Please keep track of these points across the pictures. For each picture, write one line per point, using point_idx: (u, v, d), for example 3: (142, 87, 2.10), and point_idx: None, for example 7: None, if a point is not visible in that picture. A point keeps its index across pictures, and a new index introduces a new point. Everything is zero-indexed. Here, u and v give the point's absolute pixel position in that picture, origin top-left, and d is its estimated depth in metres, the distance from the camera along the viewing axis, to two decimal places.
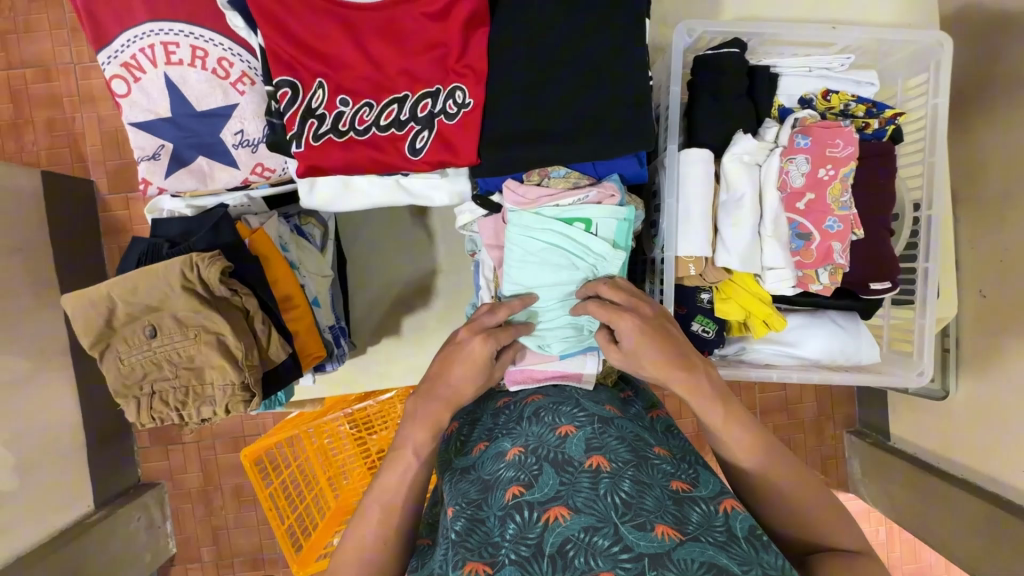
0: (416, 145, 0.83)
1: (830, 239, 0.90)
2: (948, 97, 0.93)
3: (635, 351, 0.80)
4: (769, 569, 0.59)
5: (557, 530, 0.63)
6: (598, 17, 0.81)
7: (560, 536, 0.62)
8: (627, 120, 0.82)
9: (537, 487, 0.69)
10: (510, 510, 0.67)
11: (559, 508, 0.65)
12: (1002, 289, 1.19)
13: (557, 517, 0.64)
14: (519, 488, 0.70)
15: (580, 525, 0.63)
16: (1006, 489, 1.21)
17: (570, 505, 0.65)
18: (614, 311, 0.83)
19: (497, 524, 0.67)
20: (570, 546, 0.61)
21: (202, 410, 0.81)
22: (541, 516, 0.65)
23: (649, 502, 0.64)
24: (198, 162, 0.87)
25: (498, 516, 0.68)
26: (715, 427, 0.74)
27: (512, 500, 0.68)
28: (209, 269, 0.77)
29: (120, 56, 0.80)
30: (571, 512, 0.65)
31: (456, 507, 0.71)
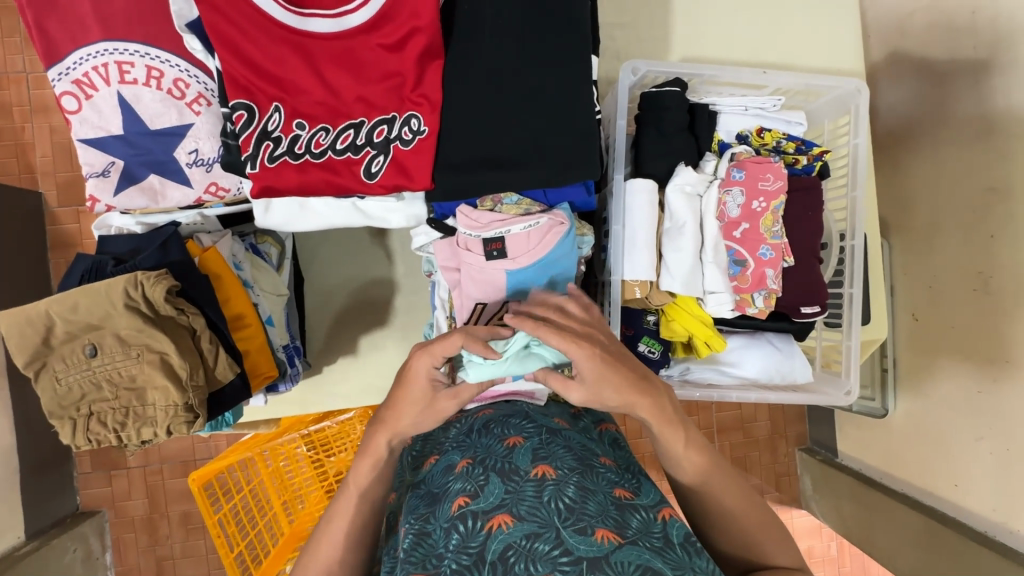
0: (371, 169, 0.85)
1: (764, 266, 0.96)
2: (866, 139, 1.01)
3: (595, 381, 0.74)
4: (700, 573, 0.63)
5: (500, 536, 0.65)
6: (548, 54, 0.86)
7: (502, 542, 0.65)
8: (575, 152, 0.87)
9: (483, 495, 0.71)
10: (454, 521, 0.69)
11: (503, 516, 0.67)
12: (930, 313, 1.29)
13: (501, 524, 0.66)
14: (465, 498, 0.71)
15: (523, 532, 0.65)
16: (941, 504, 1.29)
17: (514, 513, 0.67)
18: (569, 338, 0.75)
19: (442, 536, 0.69)
20: (512, 552, 0.63)
21: (143, 431, 0.79)
22: (484, 524, 0.67)
23: (591, 507, 0.67)
24: (149, 180, 0.87)
25: (443, 528, 0.69)
26: (674, 454, 0.76)
27: (458, 510, 0.70)
28: (153, 288, 0.76)
29: (71, 73, 0.80)
30: (514, 520, 0.67)
31: (406, 525, 0.73)
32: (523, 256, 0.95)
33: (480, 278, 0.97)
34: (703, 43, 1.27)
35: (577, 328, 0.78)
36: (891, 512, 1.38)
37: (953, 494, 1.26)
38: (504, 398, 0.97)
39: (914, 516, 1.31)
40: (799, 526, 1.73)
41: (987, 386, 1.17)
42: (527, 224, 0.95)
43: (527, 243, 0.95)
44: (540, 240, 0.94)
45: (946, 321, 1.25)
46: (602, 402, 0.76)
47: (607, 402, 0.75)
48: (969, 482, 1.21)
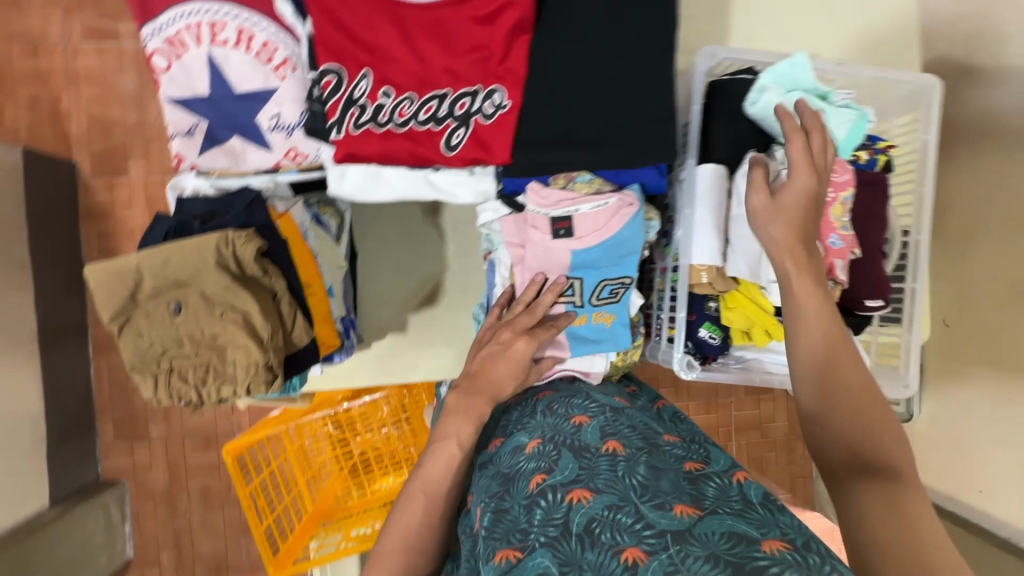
0: (452, 141, 0.86)
1: (832, 256, 0.95)
2: (938, 134, 1.01)
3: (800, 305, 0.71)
4: (788, 530, 0.57)
5: (582, 510, 0.64)
6: (629, 36, 0.86)
7: (585, 515, 0.63)
8: (653, 133, 0.88)
9: (558, 469, 0.71)
10: (534, 498, 0.68)
11: (581, 490, 0.66)
12: (963, 317, 1.29)
13: (580, 498, 0.65)
14: (541, 474, 0.71)
15: (602, 504, 0.64)
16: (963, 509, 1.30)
17: (591, 487, 0.66)
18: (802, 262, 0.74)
19: (522, 511, 0.68)
20: (595, 524, 0.62)
21: (222, 388, 0.79)
22: (564, 497, 0.66)
23: (665, 484, 0.64)
24: (231, 142, 0.87)
25: (523, 505, 0.69)
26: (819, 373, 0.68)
27: (536, 487, 0.70)
28: (244, 248, 0.77)
29: (164, 31, 0.80)
30: (593, 494, 0.65)
31: (482, 503, 0.73)
32: (589, 236, 0.97)
33: (551, 252, 0.98)
34: (757, 37, 1.27)
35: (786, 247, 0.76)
36: None
37: (981, 501, 1.26)
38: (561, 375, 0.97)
39: None
40: None
41: (1015, 394, 1.16)
42: (596, 205, 0.95)
43: (595, 223, 0.96)
44: (607, 221, 0.95)
45: (979, 329, 1.25)
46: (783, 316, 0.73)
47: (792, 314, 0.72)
48: (993, 488, 1.23)
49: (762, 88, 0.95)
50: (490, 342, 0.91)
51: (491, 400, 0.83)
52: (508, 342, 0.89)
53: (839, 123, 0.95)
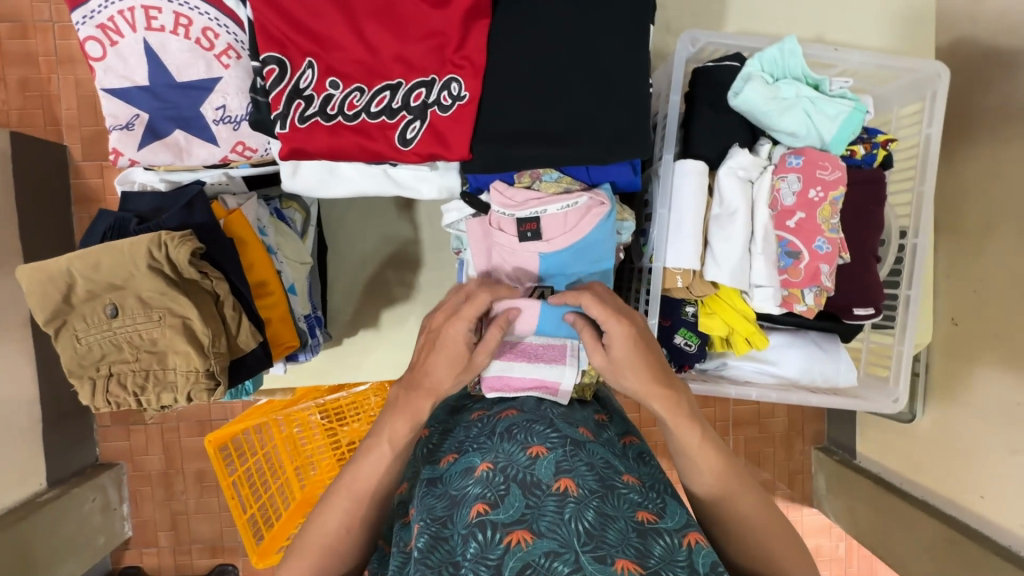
0: (407, 135, 0.80)
1: (819, 260, 0.88)
2: (940, 129, 0.93)
3: (622, 359, 0.75)
4: None
5: (518, 554, 0.60)
6: (602, 19, 0.79)
7: (520, 560, 0.59)
8: (626, 127, 0.80)
9: (503, 506, 0.65)
10: (473, 529, 0.63)
11: (523, 532, 0.62)
12: (973, 320, 1.22)
13: (520, 541, 0.61)
14: (483, 506, 0.65)
15: (542, 550, 0.60)
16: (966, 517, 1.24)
17: (534, 529, 0.62)
18: (609, 312, 0.76)
19: (460, 542, 0.64)
20: (530, 571, 0.59)
21: (162, 396, 0.76)
22: (503, 537, 0.62)
23: (612, 536, 0.61)
24: (174, 136, 0.83)
25: (461, 535, 0.64)
26: (684, 446, 0.73)
27: (476, 518, 0.64)
28: (179, 250, 0.73)
29: (96, 17, 0.75)
30: (533, 537, 0.61)
31: (420, 523, 0.67)
32: (558, 239, 0.90)
33: (516, 256, 0.92)
34: (761, 17, 1.19)
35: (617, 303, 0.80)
36: (904, 519, 1.34)
37: (980, 505, 1.20)
38: (529, 389, 0.89)
39: (932, 525, 1.27)
40: (812, 525, 1.69)
41: None
42: (567, 204, 0.88)
43: (564, 225, 0.89)
44: (576, 224, 0.89)
45: (989, 332, 1.18)
46: (621, 383, 0.77)
47: (627, 385, 0.75)
48: (995, 494, 1.17)
49: (747, 78, 0.88)
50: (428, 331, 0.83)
51: (434, 397, 0.77)
52: (438, 330, 0.81)
53: (834, 115, 0.88)
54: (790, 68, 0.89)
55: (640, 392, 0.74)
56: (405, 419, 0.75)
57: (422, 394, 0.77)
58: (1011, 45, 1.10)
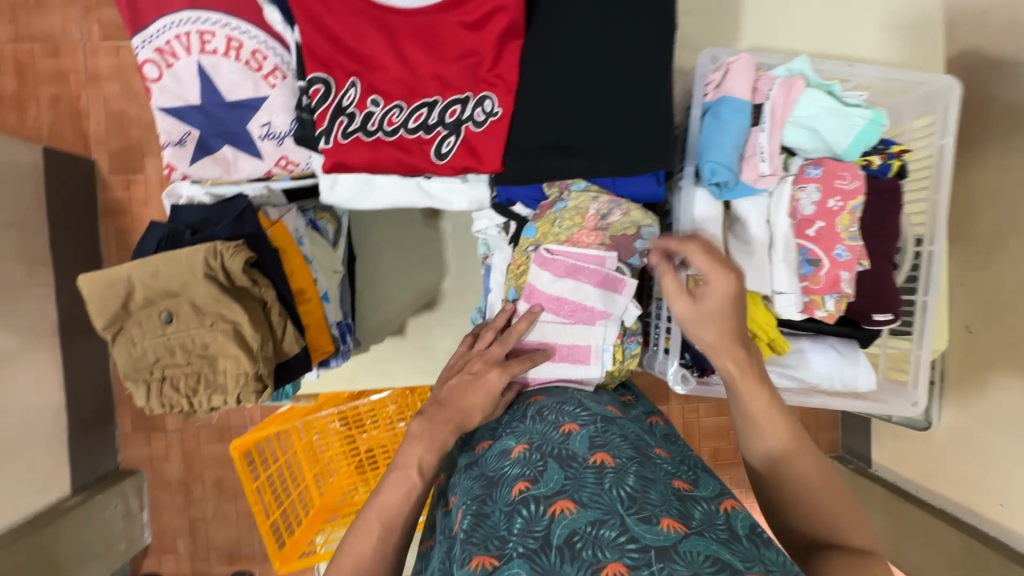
0: (443, 149, 0.84)
1: (839, 268, 0.91)
2: (955, 139, 0.96)
3: (712, 310, 0.75)
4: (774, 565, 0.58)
5: (564, 522, 0.65)
6: (625, 37, 0.83)
7: (567, 528, 0.64)
8: (649, 140, 0.84)
9: (543, 481, 0.71)
10: (516, 505, 0.69)
11: (565, 501, 0.67)
12: (986, 325, 1.24)
13: (563, 510, 0.66)
14: (525, 483, 0.71)
15: (586, 519, 0.64)
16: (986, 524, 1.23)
17: (576, 499, 0.67)
18: (708, 263, 0.78)
19: (503, 518, 0.69)
20: (577, 538, 0.62)
21: (213, 398, 0.80)
22: (547, 509, 0.67)
23: (654, 496, 0.66)
24: (223, 151, 0.88)
25: (503, 511, 0.70)
26: (751, 406, 0.70)
27: (519, 495, 0.70)
28: (233, 259, 0.77)
29: (154, 41, 0.81)
30: (577, 506, 0.66)
31: (464, 506, 0.73)
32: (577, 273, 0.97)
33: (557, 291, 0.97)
34: (772, 32, 1.22)
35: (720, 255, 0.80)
36: (926, 530, 1.34)
37: (999, 514, 1.21)
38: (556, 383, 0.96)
39: (950, 532, 1.27)
40: None
41: None
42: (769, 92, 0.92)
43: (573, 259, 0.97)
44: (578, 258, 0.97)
45: (1002, 336, 1.20)
46: (693, 333, 0.78)
47: (701, 337, 0.76)
48: (1014, 502, 1.17)
49: (773, 83, 0.92)
50: (462, 370, 0.88)
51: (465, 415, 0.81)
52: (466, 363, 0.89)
53: (847, 127, 0.91)
54: (811, 81, 0.93)
55: (714, 344, 0.74)
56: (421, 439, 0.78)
57: (451, 421, 0.80)
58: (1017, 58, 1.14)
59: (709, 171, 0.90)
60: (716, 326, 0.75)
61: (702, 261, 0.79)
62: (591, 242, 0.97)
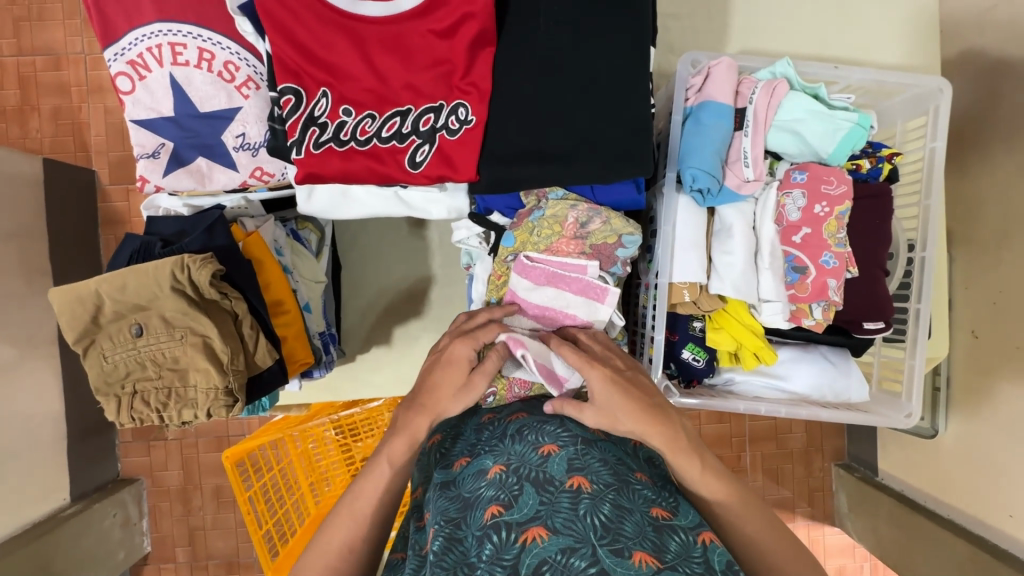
0: (417, 158, 0.83)
1: (826, 275, 0.89)
2: (946, 142, 0.94)
3: (611, 404, 0.79)
4: None
5: (535, 551, 0.63)
6: (602, 42, 0.81)
7: (537, 557, 0.62)
8: (627, 146, 0.82)
9: (517, 507, 0.68)
10: (488, 530, 0.67)
11: (538, 528, 0.65)
12: (993, 331, 1.20)
13: (535, 538, 0.64)
14: (498, 507, 0.69)
15: (557, 547, 0.62)
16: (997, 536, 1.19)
17: (549, 526, 0.65)
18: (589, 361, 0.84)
19: (474, 544, 0.67)
20: (547, 567, 0.61)
21: (184, 412, 0.79)
22: (518, 536, 0.65)
23: (629, 527, 0.64)
24: (197, 163, 0.87)
25: (475, 536, 0.67)
26: (690, 479, 0.75)
27: (491, 519, 0.68)
28: (200, 271, 0.76)
29: (126, 54, 0.81)
30: (549, 534, 0.64)
31: (436, 526, 0.70)
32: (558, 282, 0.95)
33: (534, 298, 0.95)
34: (765, 34, 1.20)
35: (597, 352, 0.87)
36: (932, 542, 1.30)
37: (1008, 525, 1.17)
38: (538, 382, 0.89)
39: (958, 545, 1.23)
40: (833, 544, 1.64)
41: None
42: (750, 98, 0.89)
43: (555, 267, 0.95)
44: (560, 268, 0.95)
45: (1009, 342, 1.16)
46: (617, 428, 0.78)
47: (623, 428, 0.78)
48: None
49: (756, 86, 0.89)
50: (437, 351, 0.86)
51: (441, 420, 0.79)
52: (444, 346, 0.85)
53: (833, 131, 0.89)
54: (794, 82, 0.91)
55: (638, 432, 0.77)
56: (406, 438, 0.76)
57: (423, 415, 0.78)
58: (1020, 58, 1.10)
59: (691, 177, 0.87)
60: (625, 403, 0.78)
61: (573, 359, 0.84)
62: (572, 251, 0.95)
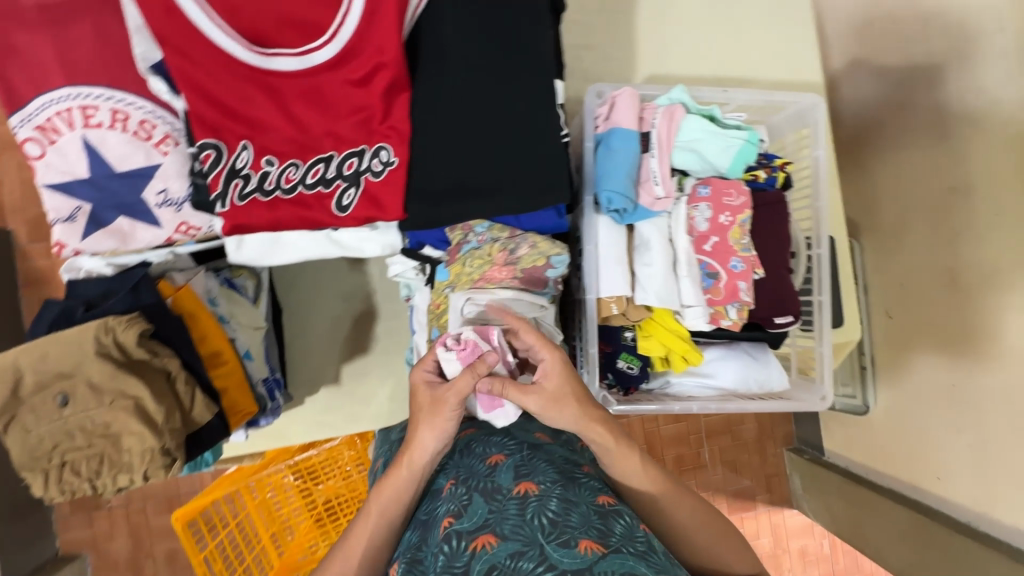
0: (343, 202, 0.87)
1: (736, 278, 0.97)
2: (827, 150, 1.06)
3: (557, 391, 0.83)
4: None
5: (485, 557, 0.64)
6: (513, 81, 0.87)
7: (487, 563, 0.63)
8: (544, 175, 0.88)
9: (467, 515, 0.71)
10: (443, 542, 0.69)
11: (487, 536, 0.67)
12: (905, 314, 1.31)
13: (485, 544, 0.66)
14: (451, 519, 0.72)
15: (506, 552, 0.64)
16: (932, 500, 1.29)
17: (498, 532, 0.67)
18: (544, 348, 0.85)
19: (433, 559, 0.69)
20: (496, 572, 0.62)
21: (119, 478, 0.78)
22: (469, 544, 0.67)
23: (575, 519, 0.67)
24: (118, 223, 0.86)
25: (434, 552, 0.70)
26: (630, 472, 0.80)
27: (445, 531, 0.70)
28: (127, 332, 0.76)
29: (33, 119, 0.80)
30: (498, 540, 0.66)
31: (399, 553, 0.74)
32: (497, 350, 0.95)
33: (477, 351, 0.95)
34: (679, 55, 1.28)
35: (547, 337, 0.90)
36: (876, 510, 1.40)
37: (937, 487, 1.27)
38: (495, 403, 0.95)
39: (900, 511, 1.33)
40: (794, 525, 1.73)
41: (961, 379, 1.19)
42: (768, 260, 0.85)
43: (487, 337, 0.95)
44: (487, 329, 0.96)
45: (917, 320, 1.27)
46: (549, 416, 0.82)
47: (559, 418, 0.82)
48: (950, 475, 1.23)
49: (656, 112, 0.98)
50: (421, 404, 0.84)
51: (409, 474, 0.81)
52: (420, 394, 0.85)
53: (726, 148, 0.98)
54: (691, 107, 1.00)
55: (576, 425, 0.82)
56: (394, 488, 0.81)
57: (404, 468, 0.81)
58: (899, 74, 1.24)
59: (607, 199, 0.94)
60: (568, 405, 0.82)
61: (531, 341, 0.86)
62: (503, 278, 0.96)
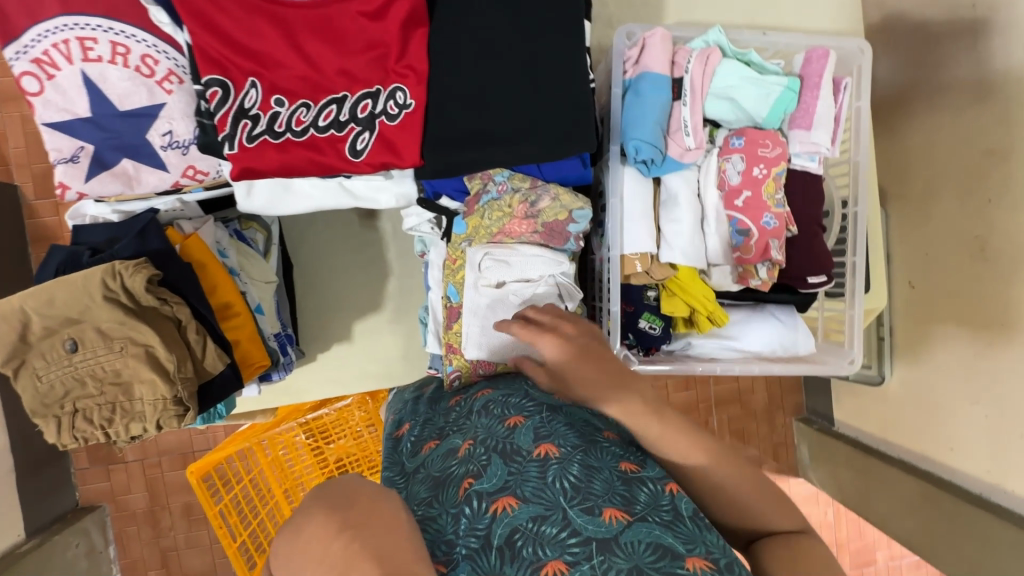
0: (358, 146, 0.81)
1: (768, 236, 0.92)
2: (869, 100, 1.00)
3: None
4: (713, 547, 0.59)
5: (506, 520, 0.63)
6: (540, 19, 0.81)
7: (508, 526, 0.62)
8: (570, 122, 0.82)
9: (486, 477, 0.68)
10: (462, 505, 0.67)
11: (508, 498, 0.65)
12: (931, 280, 1.25)
13: (505, 507, 0.64)
14: (470, 479, 0.69)
15: (528, 515, 0.63)
16: (946, 471, 1.26)
17: (518, 495, 0.65)
18: None
19: (450, 521, 0.67)
20: (518, 536, 0.62)
21: (132, 427, 0.77)
22: (490, 506, 0.65)
23: (598, 486, 0.64)
24: (122, 165, 0.83)
25: (450, 513, 0.67)
26: None
27: (464, 493, 0.68)
28: (134, 277, 0.74)
29: (30, 51, 0.75)
30: (519, 502, 0.64)
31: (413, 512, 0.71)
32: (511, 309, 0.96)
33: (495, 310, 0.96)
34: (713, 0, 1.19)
35: None
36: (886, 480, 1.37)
37: (951, 459, 1.24)
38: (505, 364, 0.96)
39: (909, 482, 1.30)
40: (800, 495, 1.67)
41: (987, 352, 1.14)
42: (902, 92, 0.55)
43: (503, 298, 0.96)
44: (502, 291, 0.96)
45: (942, 289, 1.22)
46: None
47: None
48: (965, 447, 1.20)
49: (690, 56, 0.91)
50: None
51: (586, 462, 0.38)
52: None
53: (766, 95, 0.92)
54: (726, 48, 0.94)
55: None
56: None
57: None
58: (948, 24, 1.15)
59: (634, 149, 0.89)
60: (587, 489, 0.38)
61: None
62: (523, 231, 0.93)
